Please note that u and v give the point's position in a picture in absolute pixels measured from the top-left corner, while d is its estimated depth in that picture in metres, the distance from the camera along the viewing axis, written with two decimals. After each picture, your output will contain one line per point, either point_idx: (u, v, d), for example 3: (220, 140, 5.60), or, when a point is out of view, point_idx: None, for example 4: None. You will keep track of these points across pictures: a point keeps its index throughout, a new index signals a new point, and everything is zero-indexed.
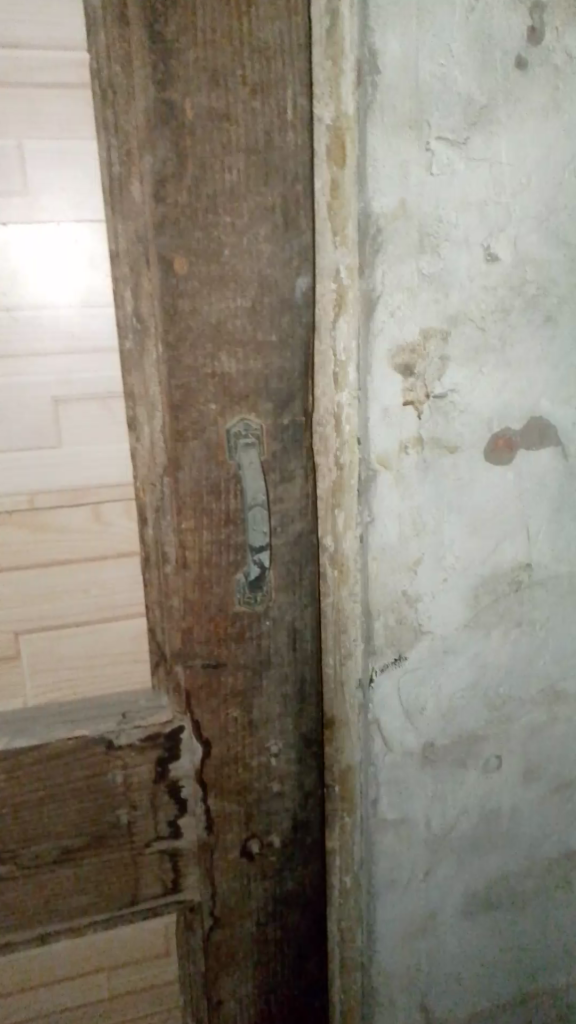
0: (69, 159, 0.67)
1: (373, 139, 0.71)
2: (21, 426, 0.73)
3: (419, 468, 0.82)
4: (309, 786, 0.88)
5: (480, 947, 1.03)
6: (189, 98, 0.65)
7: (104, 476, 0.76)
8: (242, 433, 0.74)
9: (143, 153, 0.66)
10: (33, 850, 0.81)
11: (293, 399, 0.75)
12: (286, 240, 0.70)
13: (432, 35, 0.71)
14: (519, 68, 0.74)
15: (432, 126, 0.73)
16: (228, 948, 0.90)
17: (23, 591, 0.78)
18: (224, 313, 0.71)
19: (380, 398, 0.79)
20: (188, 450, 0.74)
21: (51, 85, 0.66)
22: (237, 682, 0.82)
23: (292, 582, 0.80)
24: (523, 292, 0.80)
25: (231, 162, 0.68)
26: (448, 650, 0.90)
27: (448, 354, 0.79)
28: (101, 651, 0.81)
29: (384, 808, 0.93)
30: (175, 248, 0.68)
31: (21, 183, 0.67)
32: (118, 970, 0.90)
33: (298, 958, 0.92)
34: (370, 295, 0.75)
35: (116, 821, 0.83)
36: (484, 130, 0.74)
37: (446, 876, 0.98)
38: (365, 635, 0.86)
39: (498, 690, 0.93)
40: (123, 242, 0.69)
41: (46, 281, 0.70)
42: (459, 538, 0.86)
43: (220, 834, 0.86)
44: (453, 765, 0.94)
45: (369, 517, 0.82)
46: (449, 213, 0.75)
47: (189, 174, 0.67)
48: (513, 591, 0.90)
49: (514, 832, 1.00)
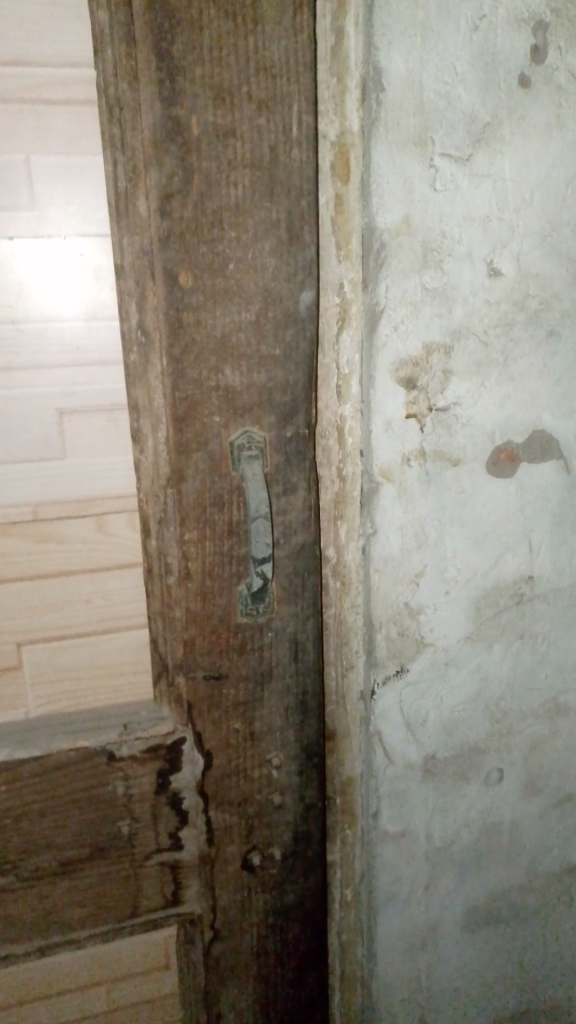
0: (75, 174, 0.68)
1: (377, 156, 0.72)
2: (25, 437, 0.73)
3: (421, 481, 0.82)
4: (311, 798, 0.88)
5: (481, 962, 1.02)
6: (195, 114, 0.66)
7: (108, 487, 0.76)
8: (245, 446, 0.75)
9: (149, 168, 0.67)
10: (33, 860, 0.81)
11: (296, 411, 0.75)
12: (290, 254, 0.71)
13: (437, 54, 0.71)
14: (522, 85, 0.74)
15: (436, 143, 0.73)
16: (228, 962, 0.89)
17: (26, 601, 0.78)
18: (228, 326, 0.71)
19: (383, 411, 0.79)
20: (192, 462, 0.74)
21: (59, 101, 0.67)
22: (239, 693, 0.82)
23: (295, 594, 0.81)
24: (525, 307, 0.80)
25: (236, 177, 0.68)
26: (450, 663, 0.89)
27: (451, 367, 0.80)
28: (103, 662, 0.81)
29: (385, 822, 0.92)
30: (180, 262, 0.69)
31: (27, 198, 0.68)
32: (118, 983, 0.90)
33: (299, 972, 0.92)
34: (374, 309, 0.76)
35: (117, 833, 0.83)
36: (487, 147, 0.75)
37: (447, 889, 0.98)
38: (366, 647, 0.86)
39: (500, 703, 0.93)
40: (128, 256, 0.69)
41: (52, 294, 0.70)
42: (461, 550, 0.86)
43: (221, 846, 0.86)
44: (454, 777, 0.94)
45: (372, 529, 0.82)
46: (452, 228, 0.76)
47: (195, 189, 0.68)
48: (515, 603, 0.90)
49: (515, 846, 1.00)
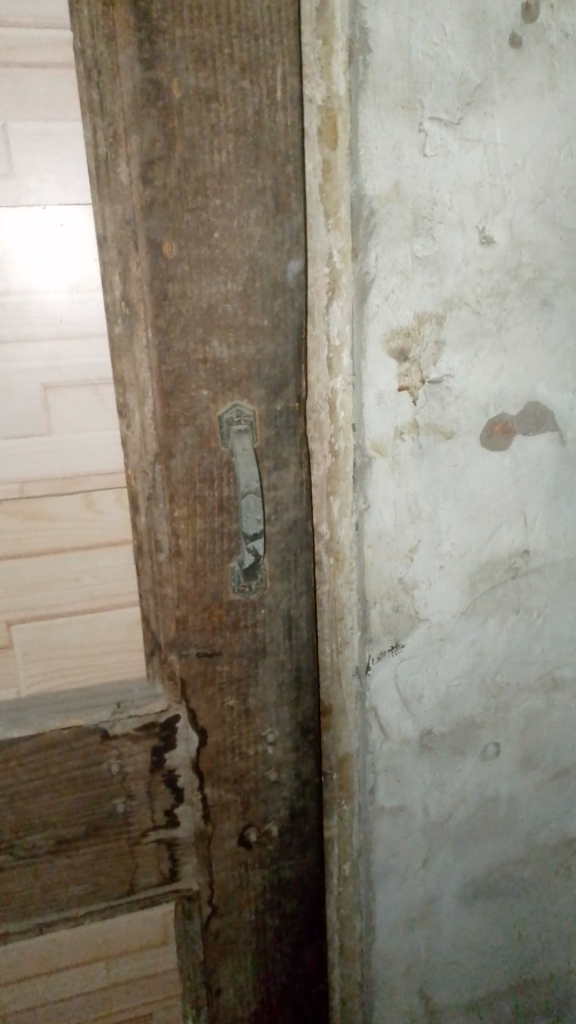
0: (55, 141, 0.66)
1: (365, 120, 0.70)
2: (10, 414, 0.72)
3: (414, 454, 0.81)
4: (306, 774, 0.87)
5: (479, 935, 1.03)
6: (176, 78, 0.64)
7: (96, 464, 0.75)
8: (234, 420, 0.73)
9: (130, 134, 0.65)
10: (29, 839, 0.81)
11: (286, 385, 0.74)
12: (277, 222, 0.69)
13: (425, 14, 0.69)
14: (513, 46, 0.72)
15: (425, 106, 0.71)
16: (226, 937, 0.90)
17: (15, 579, 0.77)
18: (215, 297, 0.70)
19: (374, 383, 0.78)
20: (181, 436, 0.73)
21: (36, 65, 0.65)
22: (233, 669, 0.81)
23: (287, 570, 0.80)
24: (518, 275, 0.79)
25: (221, 142, 0.66)
26: (446, 638, 0.89)
27: (443, 338, 0.78)
28: (94, 641, 0.81)
29: (381, 796, 0.92)
30: (164, 231, 0.68)
31: (6, 166, 0.66)
32: (117, 960, 0.90)
33: (297, 946, 0.92)
34: (364, 278, 0.74)
35: (112, 811, 0.83)
36: (478, 110, 0.73)
37: (444, 863, 0.98)
38: (361, 623, 0.85)
39: (495, 677, 0.93)
40: (110, 226, 0.68)
41: (35, 266, 0.69)
42: (456, 524, 0.85)
43: (217, 823, 0.86)
44: (451, 752, 0.94)
45: (365, 503, 0.81)
46: (443, 195, 0.74)
47: (178, 156, 0.66)
48: (511, 577, 0.89)
49: (512, 819, 1.00)
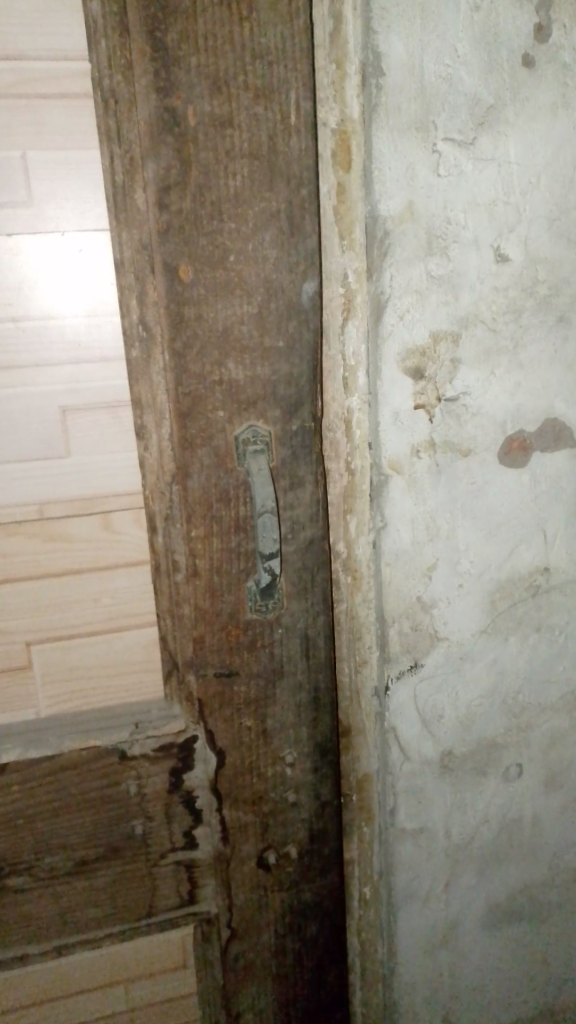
0: (73, 169, 0.68)
1: (378, 143, 0.71)
2: (30, 437, 0.73)
3: (432, 472, 0.81)
4: (326, 794, 0.87)
5: (505, 960, 1.01)
6: (191, 105, 0.65)
7: (114, 485, 0.76)
8: (250, 440, 0.74)
9: (146, 161, 0.66)
10: (48, 861, 0.81)
11: (301, 404, 0.74)
12: (292, 245, 0.70)
13: (437, 36, 0.70)
14: (526, 66, 0.73)
15: (438, 127, 0.72)
16: (247, 961, 0.89)
17: (34, 599, 0.78)
18: (230, 319, 0.71)
19: (390, 401, 0.78)
20: (197, 457, 0.73)
21: (54, 95, 0.66)
22: (251, 690, 0.81)
23: (305, 589, 0.80)
24: (534, 292, 0.79)
25: (235, 168, 0.67)
26: (465, 657, 0.88)
27: (459, 356, 0.78)
28: (113, 660, 0.81)
29: (402, 818, 0.91)
30: (180, 255, 0.68)
31: (25, 194, 0.67)
32: (137, 983, 0.89)
33: (318, 970, 0.91)
34: (379, 298, 0.75)
35: (131, 833, 0.83)
36: (491, 129, 0.73)
37: (467, 887, 0.96)
38: (380, 642, 0.85)
39: (517, 697, 0.91)
40: (127, 251, 0.69)
41: (53, 292, 0.70)
42: (474, 542, 0.84)
43: (237, 845, 0.85)
44: (472, 773, 0.92)
45: (382, 522, 0.81)
46: (457, 214, 0.74)
47: (193, 181, 0.67)
48: (531, 595, 0.88)
49: (536, 842, 0.98)
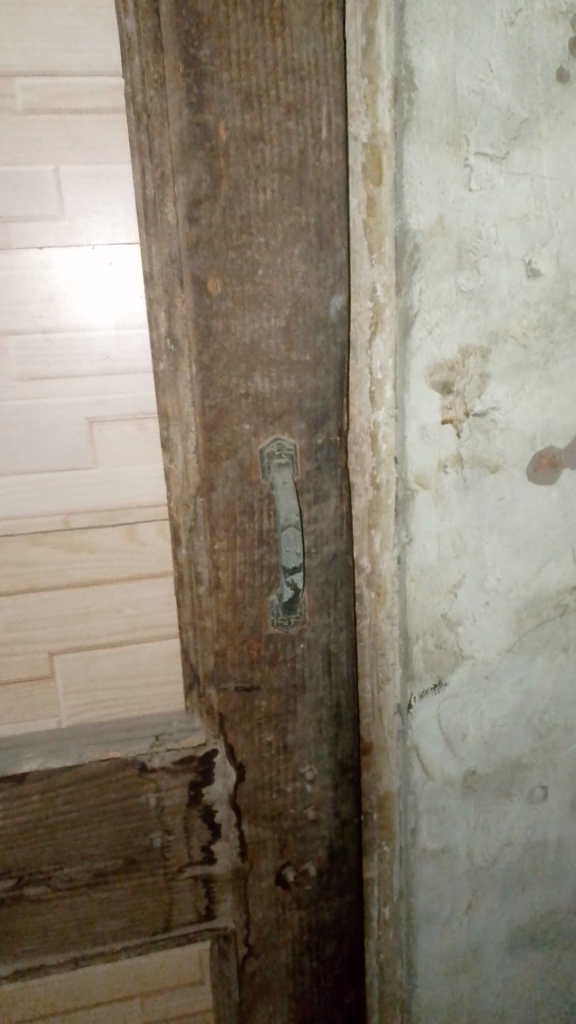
0: (105, 183, 0.68)
1: (410, 157, 0.71)
2: (57, 447, 0.74)
3: (459, 487, 0.80)
4: (346, 812, 0.85)
5: (527, 986, 0.98)
6: (223, 120, 0.66)
7: (140, 496, 0.76)
8: (275, 453, 0.74)
9: (177, 174, 0.67)
10: (67, 871, 0.81)
11: (327, 417, 0.74)
12: (321, 258, 0.70)
13: (471, 50, 0.70)
14: (560, 81, 0.72)
15: (470, 141, 0.71)
16: (263, 979, 0.87)
17: (57, 608, 0.78)
18: (258, 332, 0.71)
19: (418, 415, 0.77)
20: (222, 469, 0.73)
21: (88, 111, 0.67)
22: (272, 704, 0.81)
23: (327, 603, 0.79)
24: (566, 307, 0.77)
25: (265, 182, 0.67)
26: (491, 676, 0.86)
27: (488, 370, 0.77)
28: (134, 672, 0.81)
29: (424, 838, 0.89)
30: (209, 269, 0.69)
31: (57, 207, 0.68)
32: (153, 996, 0.89)
33: (336, 990, 0.89)
34: (408, 312, 0.74)
35: (149, 846, 0.82)
36: (524, 143, 0.72)
37: (489, 911, 0.94)
38: (403, 659, 0.83)
39: (543, 718, 0.90)
40: (157, 264, 0.69)
41: (83, 304, 0.71)
42: (502, 558, 0.83)
43: (255, 860, 0.85)
44: (496, 794, 0.90)
45: (407, 536, 0.80)
46: (489, 228, 0.74)
47: (223, 195, 0.67)
48: (559, 614, 0.87)
49: (562, 866, 0.96)
